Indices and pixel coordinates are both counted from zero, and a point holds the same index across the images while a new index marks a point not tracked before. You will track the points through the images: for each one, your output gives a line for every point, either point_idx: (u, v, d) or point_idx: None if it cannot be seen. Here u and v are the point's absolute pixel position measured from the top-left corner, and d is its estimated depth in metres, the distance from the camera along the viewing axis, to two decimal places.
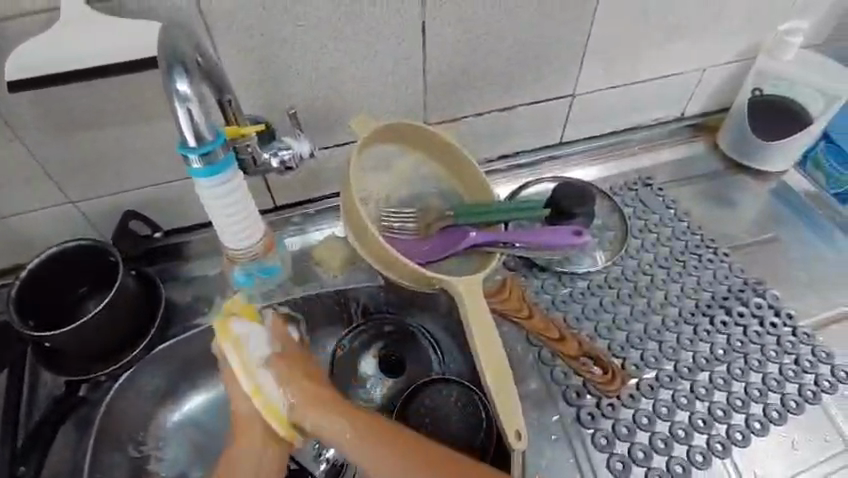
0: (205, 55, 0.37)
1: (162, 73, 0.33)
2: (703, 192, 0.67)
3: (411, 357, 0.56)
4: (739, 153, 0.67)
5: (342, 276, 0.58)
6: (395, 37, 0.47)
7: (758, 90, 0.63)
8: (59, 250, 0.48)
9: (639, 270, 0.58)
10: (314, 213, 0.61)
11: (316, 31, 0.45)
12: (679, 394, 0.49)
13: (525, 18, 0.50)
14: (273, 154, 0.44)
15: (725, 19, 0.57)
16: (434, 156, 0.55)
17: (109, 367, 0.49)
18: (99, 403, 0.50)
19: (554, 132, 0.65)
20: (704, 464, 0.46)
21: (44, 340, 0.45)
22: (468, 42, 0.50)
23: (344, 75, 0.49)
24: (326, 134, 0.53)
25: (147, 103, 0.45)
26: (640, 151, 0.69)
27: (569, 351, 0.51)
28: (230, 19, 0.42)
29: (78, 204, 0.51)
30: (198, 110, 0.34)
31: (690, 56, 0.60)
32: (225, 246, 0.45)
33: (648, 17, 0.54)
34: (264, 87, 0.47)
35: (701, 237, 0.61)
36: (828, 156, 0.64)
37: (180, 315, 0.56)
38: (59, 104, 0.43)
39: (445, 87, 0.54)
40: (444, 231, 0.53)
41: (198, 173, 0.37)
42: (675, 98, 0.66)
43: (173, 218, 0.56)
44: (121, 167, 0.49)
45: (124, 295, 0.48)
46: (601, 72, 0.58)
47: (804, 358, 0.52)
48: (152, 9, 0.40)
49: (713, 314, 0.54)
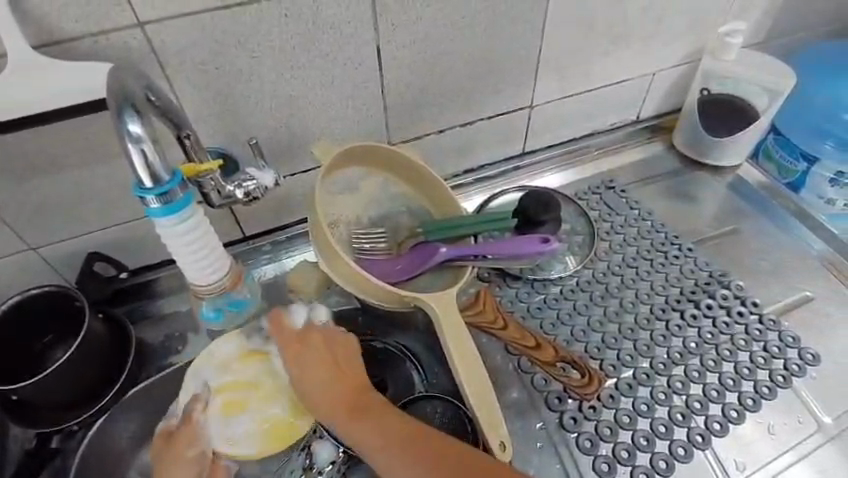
0: (159, 95, 0.37)
1: (112, 115, 0.33)
2: (664, 190, 0.69)
3: (392, 377, 0.55)
4: (693, 151, 0.70)
5: (317, 301, 0.57)
6: (351, 61, 0.48)
7: (706, 90, 0.66)
8: (21, 298, 0.47)
9: (609, 271, 0.59)
10: (285, 240, 0.60)
11: (271, 61, 0.45)
12: (656, 390, 0.50)
13: (478, 35, 0.52)
14: (237, 186, 0.44)
15: (669, 24, 0.60)
16: (400, 175, 0.56)
17: (82, 415, 0.48)
18: (73, 452, 0.49)
19: (517, 143, 0.66)
20: (685, 458, 0.47)
21: (12, 393, 0.43)
22: (424, 62, 0.51)
23: (304, 102, 0.49)
24: (292, 161, 0.54)
25: (106, 144, 0.45)
26: (601, 156, 0.71)
27: (546, 358, 0.52)
28: (184, 55, 0.42)
29: (40, 249, 0.50)
30: (152, 149, 0.33)
31: (639, 61, 0.63)
32: (193, 281, 0.43)
33: (596, 26, 0.56)
34: (225, 120, 0.47)
35: (665, 234, 0.63)
36: (777, 147, 0.68)
37: (153, 354, 0.55)
38: (12, 149, 0.42)
39: (406, 107, 0.55)
40: (416, 247, 0.53)
41: (156, 212, 0.36)
42: (630, 102, 0.68)
43: (140, 257, 0.56)
44: (82, 208, 0.48)
45: (92, 339, 0.47)
46: (556, 83, 0.60)
47: (772, 343, 0.53)
48: (103, 50, 0.39)
49: (683, 309, 0.55)
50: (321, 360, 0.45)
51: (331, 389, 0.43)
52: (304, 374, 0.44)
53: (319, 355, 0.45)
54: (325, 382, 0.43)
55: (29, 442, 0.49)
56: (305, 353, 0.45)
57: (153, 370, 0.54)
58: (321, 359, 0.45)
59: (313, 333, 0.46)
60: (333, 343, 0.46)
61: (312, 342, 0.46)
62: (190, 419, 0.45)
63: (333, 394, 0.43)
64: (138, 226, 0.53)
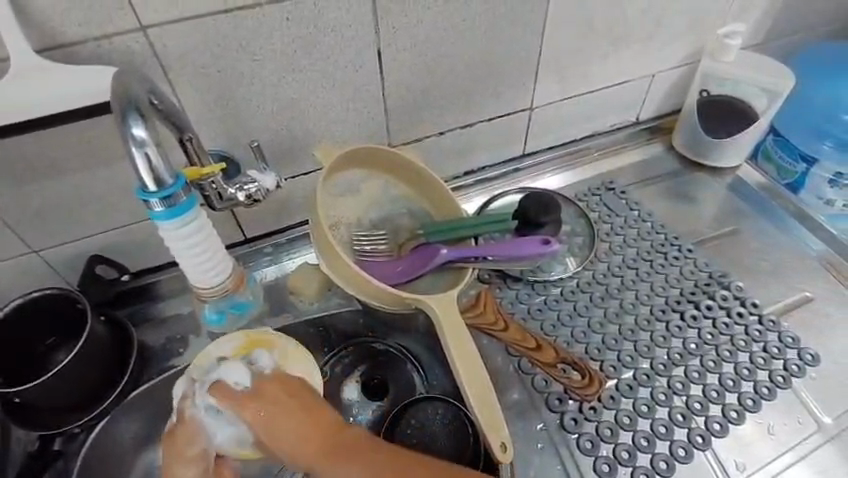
0: (162, 99, 0.37)
1: (116, 119, 0.33)
2: (664, 191, 0.69)
3: (393, 379, 0.56)
4: (692, 152, 0.71)
5: (319, 303, 0.58)
6: (352, 63, 0.48)
7: (705, 92, 0.66)
8: (23, 301, 0.47)
9: (609, 272, 0.59)
10: (286, 242, 0.61)
11: (273, 64, 0.45)
12: (657, 391, 0.50)
13: (478, 37, 0.52)
14: (239, 189, 0.44)
15: (668, 26, 0.60)
16: (401, 177, 0.56)
17: (84, 417, 0.48)
18: (75, 455, 0.49)
19: (517, 145, 0.66)
20: (686, 458, 0.47)
21: (15, 395, 0.43)
22: (425, 64, 0.52)
23: (305, 105, 0.49)
24: (293, 164, 0.54)
25: (108, 147, 0.45)
26: (600, 157, 0.72)
27: (547, 359, 0.52)
28: (186, 59, 0.42)
29: (42, 252, 0.50)
30: (155, 153, 0.34)
31: (638, 63, 0.63)
32: (195, 283, 0.43)
33: (596, 28, 0.56)
34: (226, 123, 0.48)
35: (665, 236, 0.63)
36: (776, 148, 0.69)
37: (155, 356, 0.55)
38: (14, 153, 0.42)
39: (407, 110, 0.55)
40: (417, 249, 0.53)
41: (160, 215, 0.36)
42: (629, 104, 0.69)
43: (142, 259, 0.56)
44: (84, 211, 0.49)
45: (94, 341, 0.47)
46: (555, 85, 0.60)
47: (772, 344, 0.53)
48: (105, 54, 0.40)
49: (683, 310, 0.56)
50: (284, 409, 0.41)
51: (303, 441, 0.39)
52: (270, 428, 0.41)
53: (280, 404, 0.42)
54: (295, 430, 0.40)
55: (32, 444, 0.49)
56: (264, 405, 0.42)
57: (155, 372, 0.54)
58: (283, 409, 0.41)
59: (268, 386, 0.43)
60: (292, 392, 0.43)
61: (269, 395, 0.43)
62: (186, 418, 0.44)
63: (304, 447, 0.39)
64: (140, 228, 0.53)
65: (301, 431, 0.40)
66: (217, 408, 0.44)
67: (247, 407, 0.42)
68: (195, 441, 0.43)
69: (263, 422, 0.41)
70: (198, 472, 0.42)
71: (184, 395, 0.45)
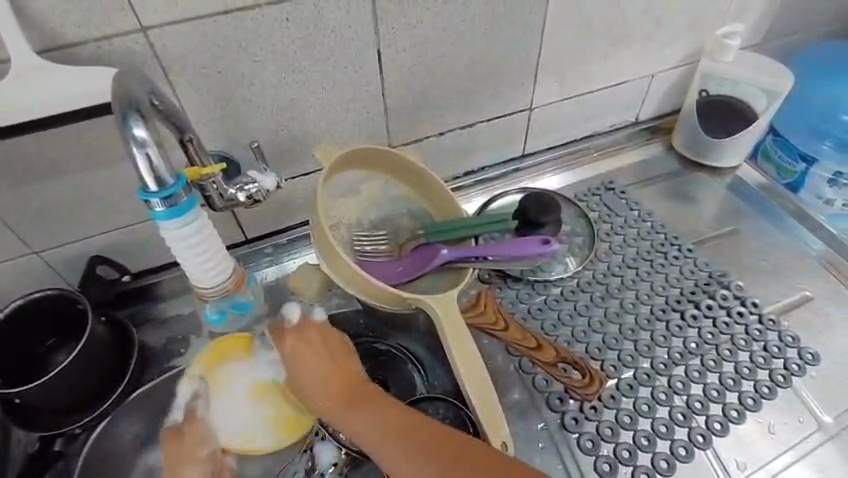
0: (163, 100, 0.37)
1: (117, 120, 0.33)
2: (664, 191, 0.69)
3: (393, 379, 0.55)
4: (691, 152, 0.71)
5: (320, 303, 0.58)
6: (352, 64, 0.48)
7: (704, 92, 0.66)
8: (23, 302, 0.47)
9: (609, 272, 0.59)
10: (286, 242, 0.61)
11: (273, 65, 0.45)
12: (657, 390, 0.50)
13: (477, 38, 0.52)
14: (239, 189, 0.45)
15: (667, 26, 0.60)
16: (401, 178, 0.56)
17: (85, 418, 0.48)
18: (76, 456, 0.49)
19: (517, 145, 0.66)
20: (687, 458, 0.47)
21: (16, 396, 0.43)
22: (425, 65, 0.52)
23: (305, 105, 0.49)
24: (293, 164, 0.54)
25: (109, 148, 0.45)
26: (600, 157, 0.72)
27: (547, 358, 0.52)
28: (186, 60, 0.42)
29: (42, 253, 0.50)
30: (156, 153, 0.34)
31: (638, 63, 0.63)
32: (196, 283, 0.43)
33: (595, 28, 0.56)
34: (226, 123, 0.48)
35: (665, 235, 0.63)
36: (776, 148, 0.69)
37: (155, 357, 0.55)
38: (14, 154, 0.42)
39: (407, 110, 0.55)
40: (417, 249, 0.53)
41: (161, 215, 0.36)
42: (629, 104, 0.69)
43: (142, 260, 0.56)
44: (85, 212, 0.49)
45: (95, 342, 0.47)
46: (555, 85, 0.61)
47: (772, 343, 0.53)
48: (106, 55, 0.40)
49: (683, 309, 0.56)
50: (321, 359, 0.45)
51: (328, 389, 0.44)
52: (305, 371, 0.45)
53: (316, 352, 0.46)
54: (324, 381, 0.44)
55: (32, 446, 0.49)
56: (302, 350, 0.46)
57: (156, 373, 0.54)
58: (318, 356, 0.45)
59: (308, 330, 0.46)
60: (331, 342, 0.46)
61: (311, 337, 0.46)
62: (194, 418, 0.45)
63: (329, 393, 0.44)
64: (141, 229, 0.53)
65: (330, 380, 0.44)
66: (223, 409, 0.49)
67: (288, 348, 0.46)
68: (203, 441, 0.45)
69: (298, 366, 0.45)
70: (206, 471, 0.44)
71: (191, 396, 0.47)
